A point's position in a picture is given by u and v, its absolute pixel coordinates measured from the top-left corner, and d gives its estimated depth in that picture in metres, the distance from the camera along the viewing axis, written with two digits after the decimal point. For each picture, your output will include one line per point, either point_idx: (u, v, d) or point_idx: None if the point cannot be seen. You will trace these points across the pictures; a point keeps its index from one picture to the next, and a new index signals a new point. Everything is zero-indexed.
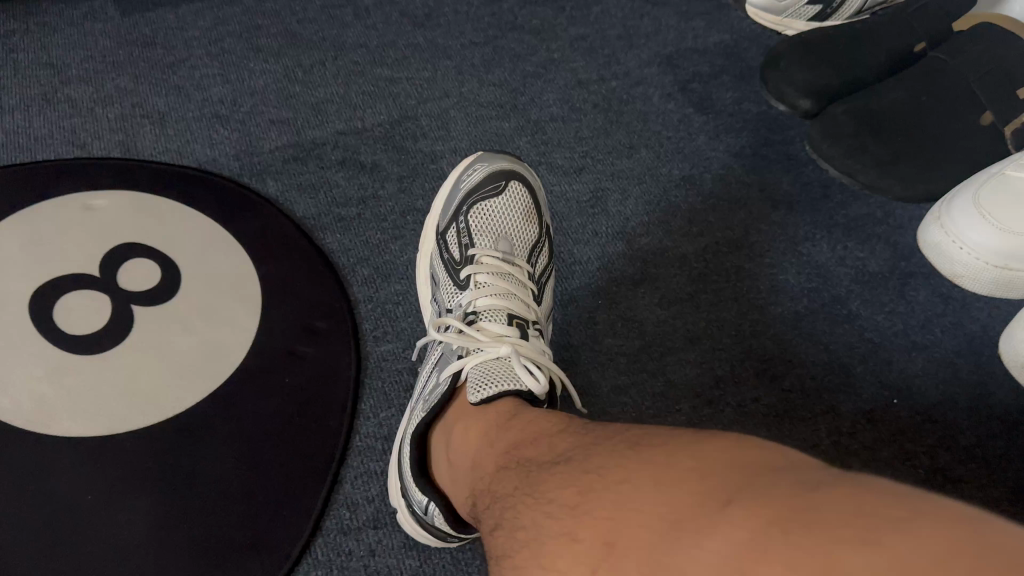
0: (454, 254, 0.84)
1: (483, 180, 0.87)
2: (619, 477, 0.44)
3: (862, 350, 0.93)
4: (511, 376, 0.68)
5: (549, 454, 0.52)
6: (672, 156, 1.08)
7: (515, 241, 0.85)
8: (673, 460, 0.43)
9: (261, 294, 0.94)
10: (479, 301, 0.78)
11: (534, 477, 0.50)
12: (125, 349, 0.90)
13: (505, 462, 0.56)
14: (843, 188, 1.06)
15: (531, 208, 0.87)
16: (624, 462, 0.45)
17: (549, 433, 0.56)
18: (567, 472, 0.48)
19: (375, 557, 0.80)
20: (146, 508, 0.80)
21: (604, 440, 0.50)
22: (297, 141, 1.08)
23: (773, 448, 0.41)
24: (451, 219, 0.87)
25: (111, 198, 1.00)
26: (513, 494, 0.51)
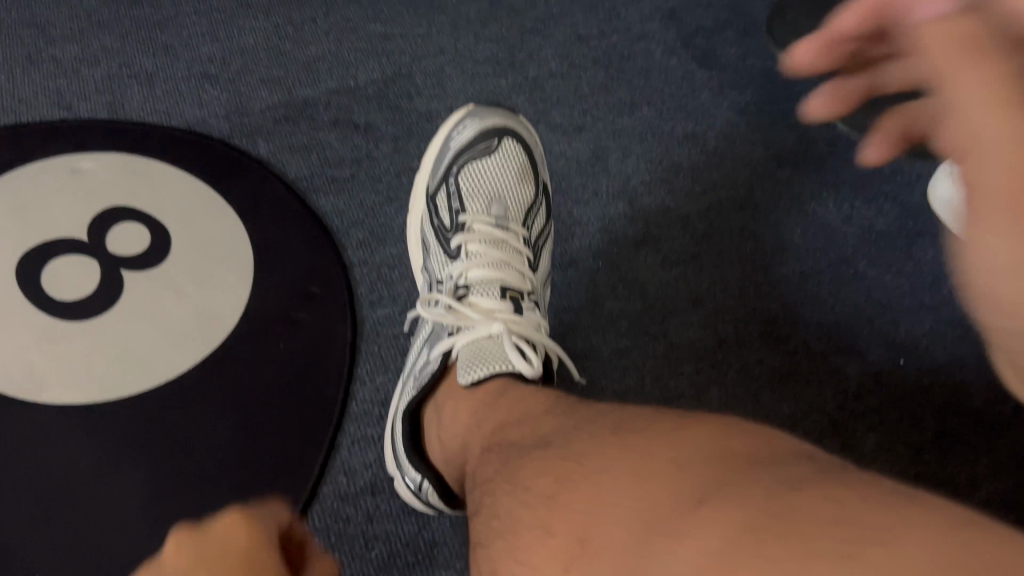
0: (445, 219, 0.82)
1: (475, 138, 0.84)
2: (598, 466, 0.43)
3: (869, 311, 0.91)
4: (503, 358, 0.67)
5: (533, 437, 0.51)
6: (675, 113, 1.05)
7: (509, 203, 0.82)
8: (651, 451, 0.42)
9: (253, 258, 0.92)
10: (472, 274, 0.77)
11: (514, 461, 0.49)
12: (114, 314, 0.88)
13: (490, 444, 0.55)
14: (851, 145, 1.03)
15: (526, 167, 0.84)
16: (602, 447, 0.44)
17: (534, 414, 0.55)
18: (543, 460, 0.47)
19: (373, 523, 0.79)
20: (141, 479, 0.79)
21: (586, 425, 0.48)
22: (289, 100, 1.05)
23: (754, 437, 0.41)
24: (442, 181, 0.84)
25: (99, 160, 0.98)
26: (493, 481, 0.49)
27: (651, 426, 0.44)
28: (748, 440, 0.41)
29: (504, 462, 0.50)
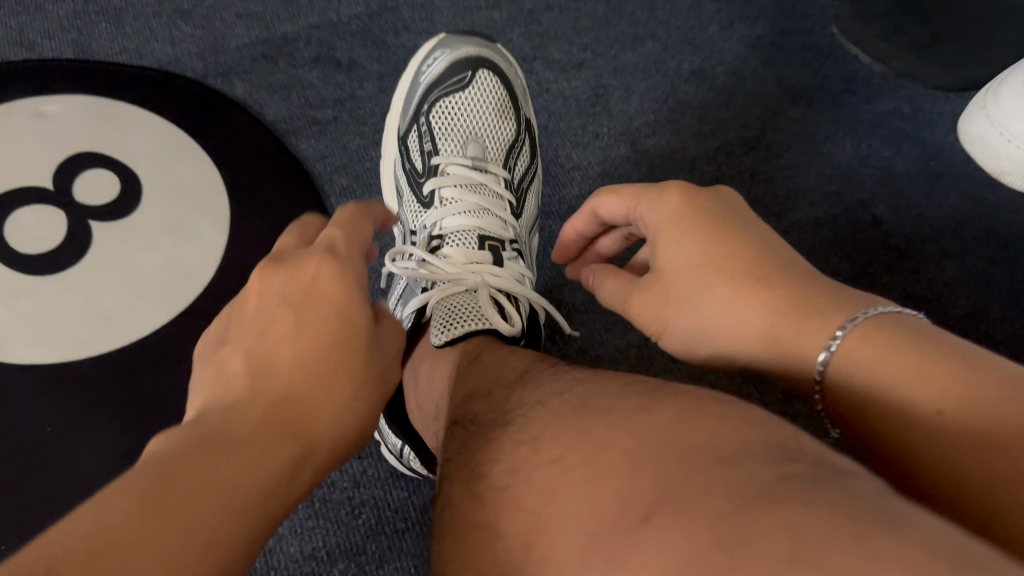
0: (416, 164, 0.76)
1: (446, 72, 0.77)
2: (554, 455, 0.36)
3: (886, 258, 0.86)
4: (480, 314, 0.61)
5: (499, 412, 0.45)
6: (680, 47, 0.97)
7: (486, 142, 0.76)
8: (607, 436, 0.35)
9: (229, 207, 0.87)
10: (445, 223, 0.70)
11: (476, 441, 0.44)
12: (82, 267, 0.82)
13: (458, 417, 0.50)
14: (870, 81, 0.95)
15: (504, 101, 0.77)
16: (564, 432, 0.37)
17: (503, 383, 0.50)
18: (501, 441, 0.41)
19: (360, 489, 0.71)
20: (109, 442, 0.75)
21: (551, 398, 0.43)
22: (266, 37, 0.97)
23: (729, 421, 0.32)
24: (412, 121, 0.77)
25: (66, 103, 0.91)
26: (450, 463, 0.44)
27: (648, 390, 0.38)
28: (725, 424, 0.32)
29: (464, 439, 0.45)
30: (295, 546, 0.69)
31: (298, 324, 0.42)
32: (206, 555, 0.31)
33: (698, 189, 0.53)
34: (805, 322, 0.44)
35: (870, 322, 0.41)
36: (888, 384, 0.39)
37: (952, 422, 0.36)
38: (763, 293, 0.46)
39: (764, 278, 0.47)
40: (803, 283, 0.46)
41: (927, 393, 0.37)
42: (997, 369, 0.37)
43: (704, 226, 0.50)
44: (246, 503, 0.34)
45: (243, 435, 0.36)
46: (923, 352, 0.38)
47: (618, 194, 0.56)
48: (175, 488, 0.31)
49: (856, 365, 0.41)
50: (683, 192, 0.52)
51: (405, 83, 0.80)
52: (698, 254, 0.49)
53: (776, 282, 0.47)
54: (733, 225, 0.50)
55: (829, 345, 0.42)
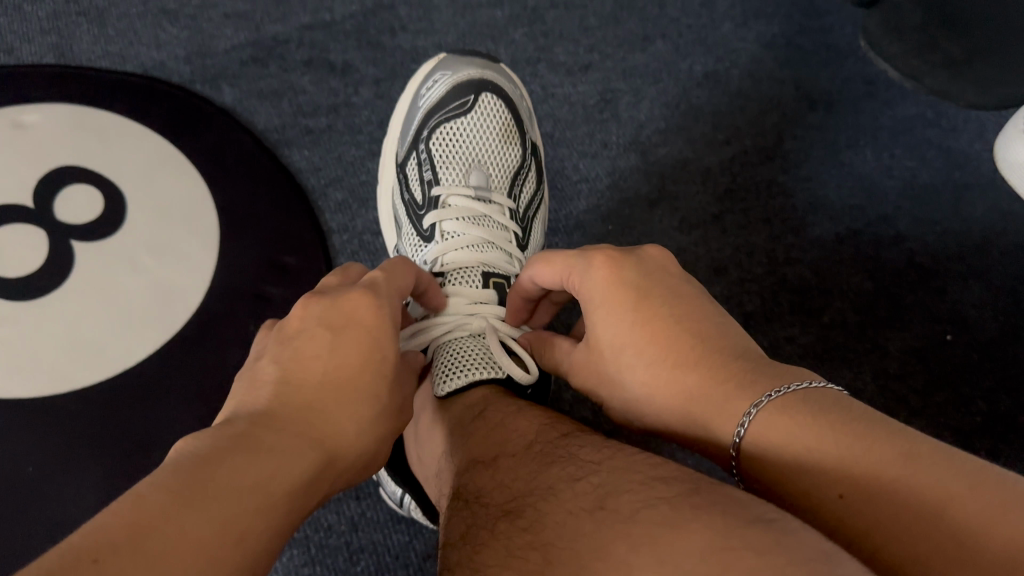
0: (415, 194, 0.71)
1: (447, 96, 0.73)
2: (568, 573, 0.32)
3: (911, 277, 0.82)
4: (489, 360, 0.57)
5: (503, 496, 0.41)
6: (693, 48, 0.92)
7: (491, 171, 0.72)
8: (628, 564, 0.31)
9: (219, 225, 0.82)
10: (447, 257, 0.66)
11: (477, 531, 0.39)
12: (65, 292, 0.78)
13: (458, 491, 0.45)
14: (892, 84, 0.90)
15: (508, 128, 0.73)
16: (577, 542, 0.33)
17: (509, 453, 0.45)
18: (508, 542, 0.37)
19: (358, 533, 0.70)
20: (96, 483, 0.71)
21: (558, 489, 0.38)
22: (255, 39, 0.92)
23: (766, 561, 0.28)
24: (411, 147, 0.73)
25: (44, 112, 0.85)
26: (451, 553, 0.40)
27: (674, 496, 0.34)
28: (767, 568, 0.28)
29: (467, 527, 0.40)
30: None
31: (335, 341, 0.41)
32: (229, 564, 0.29)
33: (622, 255, 0.49)
34: (721, 402, 0.41)
35: (780, 400, 0.39)
36: (792, 463, 0.37)
37: (858, 507, 0.34)
38: (682, 372, 0.44)
39: (685, 353, 0.44)
40: (727, 358, 0.44)
41: (830, 476, 0.35)
42: (901, 444, 0.34)
43: (626, 300, 0.47)
44: (276, 508, 0.32)
45: (271, 441, 0.34)
46: (828, 429, 0.36)
47: (549, 263, 0.52)
48: (203, 493, 0.30)
49: (765, 443, 0.38)
50: (608, 264, 0.48)
51: (402, 106, 0.76)
52: (622, 330, 0.47)
53: (697, 357, 0.44)
54: (659, 295, 0.47)
55: (738, 429, 0.40)
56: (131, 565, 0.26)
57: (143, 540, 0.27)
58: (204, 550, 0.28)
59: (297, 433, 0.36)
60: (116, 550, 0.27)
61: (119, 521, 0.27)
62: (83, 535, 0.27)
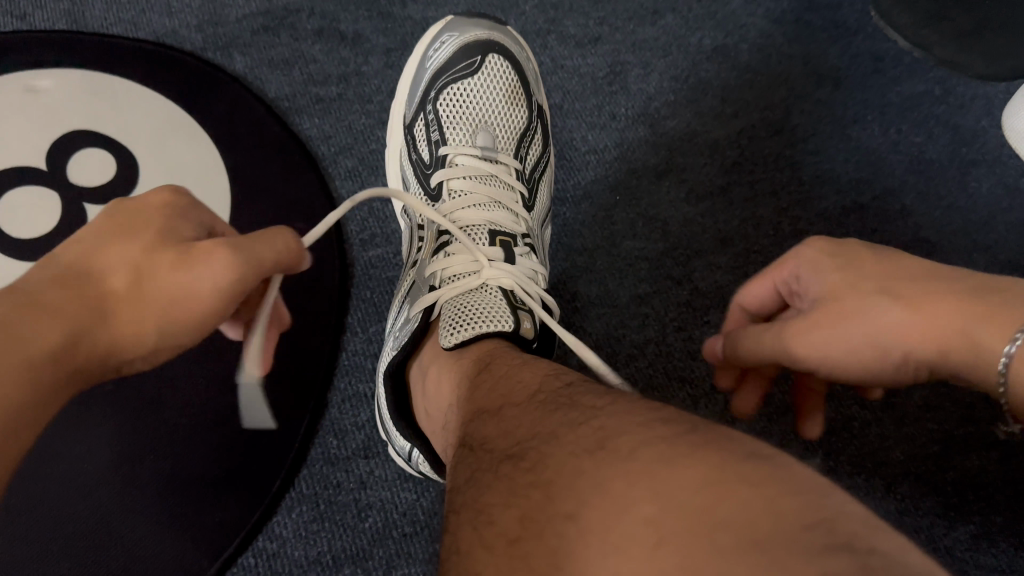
0: (423, 155, 0.72)
1: (454, 57, 0.73)
2: (567, 508, 0.33)
3: (916, 251, 0.82)
4: (492, 313, 0.58)
5: (509, 438, 0.42)
6: (702, 22, 0.92)
7: (497, 131, 0.73)
8: (627, 497, 0.32)
9: (230, 190, 0.83)
10: (455, 216, 0.67)
11: (484, 472, 0.40)
12: None
13: (464, 436, 0.46)
14: (899, 60, 0.90)
15: (515, 89, 0.74)
16: (577, 479, 0.34)
17: (515, 401, 0.46)
18: (511, 481, 0.38)
19: (366, 490, 0.71)
20: (106, 440, 0.70)
21: (561, 432, 0.39)
22: (267, 8, 0.92)
23: (760, 490, 0.30)
24: (418, 109, 0.74)
25: (57, 76, 0.86)
26: (457, 494, 0.41)
27: (674, 436, 0.35)
28: (761, 497, 0.29)
29: (472, 469, 0.41)
30: (300, 551, 0.69)
31: (130, 246, 0.44)
32: None
33: (844, 239, 0.53)
34: (971, 338, 0.44)
35: None
36: None
37: None
38: (913, 315, 0.46)
39: (914, 300, 0.47)
40: (966, 299, 0.45)
41: None
42: None
43: (863, 269, 0.49)
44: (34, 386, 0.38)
45: (1, 327, 0.38)
46: None
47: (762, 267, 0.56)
48: None
49: None
50: (819, 247, 0.52)
51: (411, 67, 0.76)
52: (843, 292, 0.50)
53: (925, 302, 0.46)
54: (878, 260, 0.50)
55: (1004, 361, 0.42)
56: None
57: None
58: None
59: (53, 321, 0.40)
60: None
61: None
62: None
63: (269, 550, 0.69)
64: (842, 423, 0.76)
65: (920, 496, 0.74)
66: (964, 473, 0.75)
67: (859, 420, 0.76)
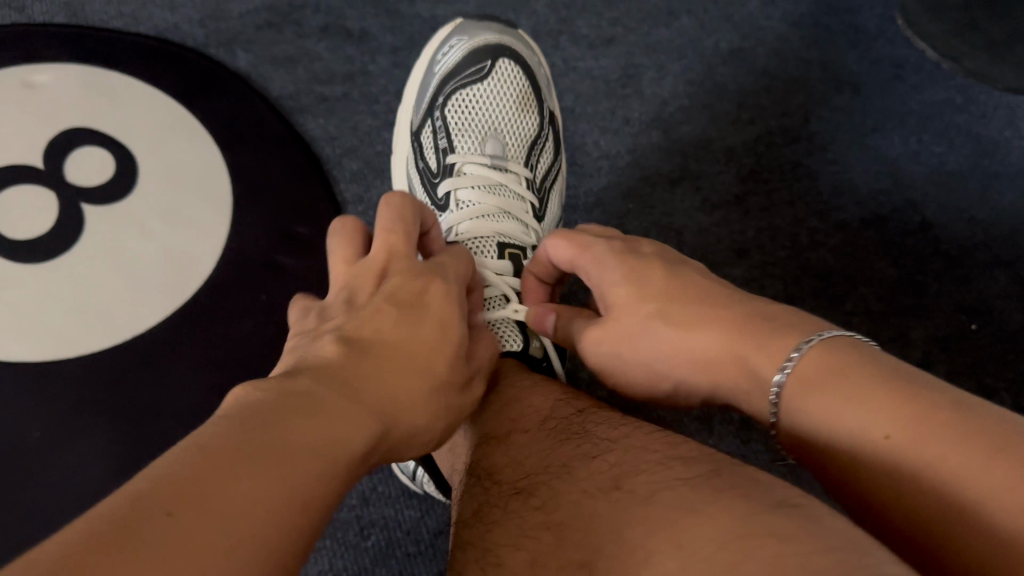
0: (430, 162, 0.70)
1: (462, 62, 0.71)
2: (582, 556, 0.30)
3: (937, 265, 0.80)
4: (498, 333, 0.55)
5: (517, 472, 0.39)
6: (718, 25, 0.89)
7: (506, 138, 0.70)
8: (647, 547, 0.29)
9: (231, 192, 0.80)
10: (462, 228, 0.64)
11: (491, 509, 0.37)
12: (74, 255, 0.76)
13: (470, 463, 0.44)
14: (921, 67, 0.88)
15: (526, 94, 0.71)
16: (592, 524, 0.32)
17: (523, 429, 0.43)
18: (521, 521, 0.35)
19: (369, 507, 0.68)
20: (102, 450, 0.70)
21: (575, 469, 0.36)
22: (271, 3, 0.89)
23: (789, 546, 0.26)
24: (425, 114, 0.71)
25: (55, 72, 0.84)
26: (463, 531, 0.38)
27: (693, 481, 0.31)
28: (792, 555, 0.26)
29: (479, 504, 0.39)
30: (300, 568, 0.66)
31: (402, 317, 0.40)
32: (297, 529, 0.27)
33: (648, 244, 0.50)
34: (758, 342, 0.40)
35: (825, 342, 0.37)
36: (836, 412, 0.35)
37: (909, 445, 0.32)
38: (715, 318, 0.42)
39: (719, 305, 0.43)
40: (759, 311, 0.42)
41: (876, 416, 0.33)
42: (951, 389, 0.33)
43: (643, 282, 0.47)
44: (339, 473, 0.30)
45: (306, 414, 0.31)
46: (880, 371, 0.35)
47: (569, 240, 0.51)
48: (272, 447, 0.28)
49: (809, 392, 0.36)
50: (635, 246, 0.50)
51: (418, 71, 0.74)
52: (653, 291, 0.46)
53: (726, 308, 0.43)
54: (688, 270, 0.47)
55: (779, 374, 0.38)
56: (194, 511, 0.25)
57: (202, 487, 0.26)
58: (275, 509, 0.27)
59: (338, 393, 0.33)
60: (181, 502, 0.25)
61: (179, 472, 0.26)
62: (142, 478, 0.26)
63: None
64: None
65: None
66: None
67: None
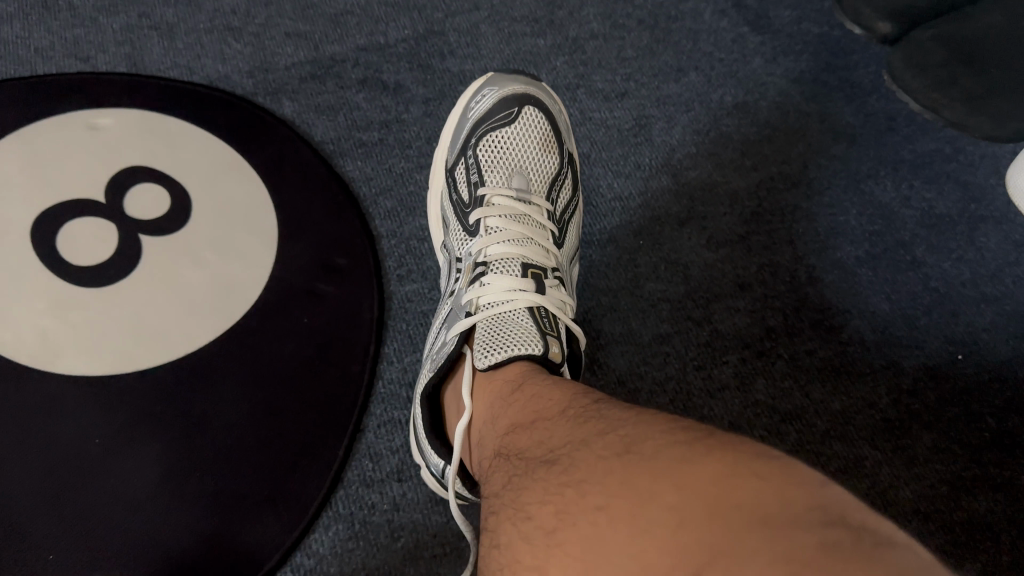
0: (462, 195, 0.77)
1: (493, 108, 0.79)
2: (599, 501, 0.36)
3: (927, 301, 0.86)
4: (523, 339, 0.61)
5: (542, 449, 0.45)
6: (723, 81, 0.98)
7: (531, 174, 0.77)
8: (653, 489, 0.35)
9: (276, 224, 0.87)
10: (490, 250, 0.71)
11: (521, 478, 0.43)
12: (132, 281, 0.83)
13: (505, 447, 0.50)
14: (912, 120, 0.96)
15: (548, 136, 0.79)
16: (608, 477, 0.37)
17: (547, 416, 0.49)
18: (547, 482, 0.40)
19: (400, 512, 0.75)
20: (155, 458, 0.75)
21: (592, 441, 0.42)
22: (315, 57, 0.99)
23: (771, 482, 0.32)
24: (459, 153, 0.79)
25: (117, 116, 0.92)
26: (497, 499, 0.44)
27: (690, 440, 0.37)
28: (772, 482, 0.32)
29: (511, 476, 0.45)
30: (335, 567, 0.72)
31: None
32: None
33: None
34: None
35: None
36: None
37: None
38: None
39: None
40: None
41: None
42: None
43: None
44: None
45: None
46: None
47: None
48: None
49: None
50: None
51: (453, 116, 0.82)
52: None
53: None
54: None
55: None
56: None
57: None
58: None
59: None
60: None
61: None
62: None
63: (306, 566, 0.72)
64: (854, 462, 0.78)
65: (930, 535, 0.75)
66: (971, 514, 0.76)
67: (870, 459, 0.78)
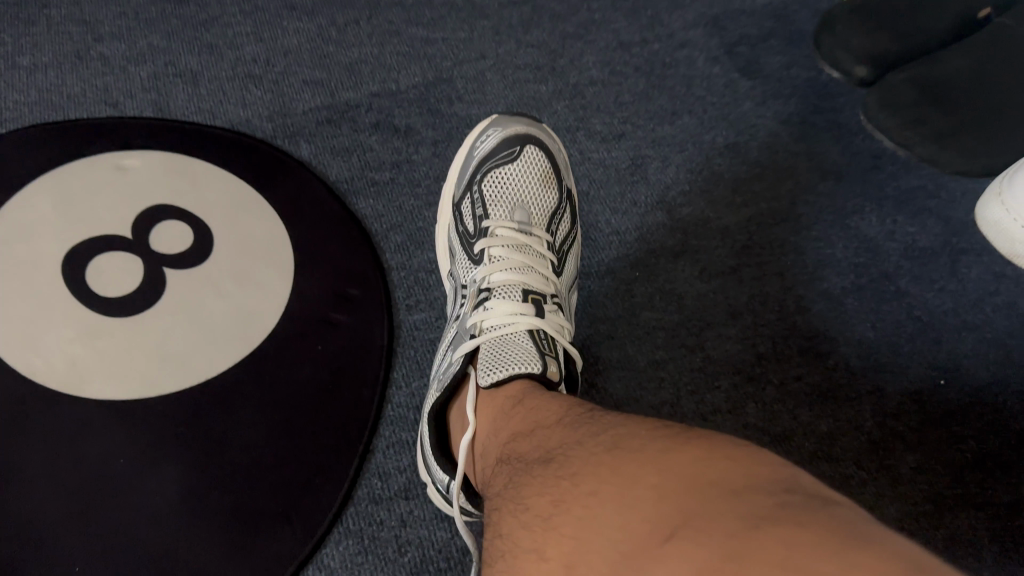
0: (468, 227, 0.82)
1: (497, 146, 0.84)
2: (590, 488, 0.40)
3: (911, 329, 0.90)
4: (522, 358, 0.66)
5: (540, 451, 0.49)
6: (716, 123, 1.03)
7: (533, 208, 0.83)
8: (636, 474, 0.39)
9: (292, 258, 0.93)
10: (493, 277, 0.76)
11: (520, 477, 0.47)
12: (157, 310, 0.88)
13: (506, 454, 0.54)
14: (896, 159, 1.01)
15: (549, 172, 0.84)
16: (597, 468, 0.42)
17: (545, 424, 0.53)
18: (544, 477, 0.45)
19: (406, 527, 0.79)
20: (176, 477, 0.79)
21: (584, 440, 0.46)
22: (330, 102, 1.05)
23: (739, 462, 0.36)
24: (465, 189, 0.85)
25: (144, 157, 0.98)
26: (499, 497, 0.48)
27: (672, 435, 0.41)
28: (740, 462, 0.36)
29: (512, 476, 0.49)
30: None
31: None
32: None
33: None
34: None
35: None
36: None
37: None
38: None
39: None
40: None
41: None
42: None
43: None
44: None
45: None
46: None
47: None
48: None
49: None
50: None
51: (460, 155, 0.87)
52: None
53: None
54: None
55: None
56: None
57: None
58: None
59: None
60: None
61: None
62: None
63: None
64: (841, 481, 0.82)
65: None
66: (954, 531, 0.79)
67: (856, 478, 0.82)
